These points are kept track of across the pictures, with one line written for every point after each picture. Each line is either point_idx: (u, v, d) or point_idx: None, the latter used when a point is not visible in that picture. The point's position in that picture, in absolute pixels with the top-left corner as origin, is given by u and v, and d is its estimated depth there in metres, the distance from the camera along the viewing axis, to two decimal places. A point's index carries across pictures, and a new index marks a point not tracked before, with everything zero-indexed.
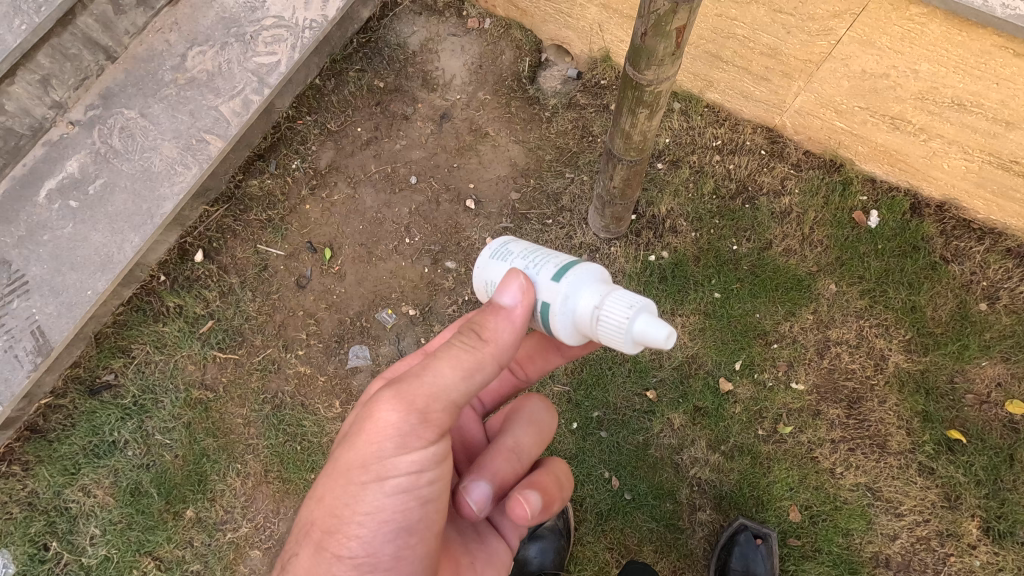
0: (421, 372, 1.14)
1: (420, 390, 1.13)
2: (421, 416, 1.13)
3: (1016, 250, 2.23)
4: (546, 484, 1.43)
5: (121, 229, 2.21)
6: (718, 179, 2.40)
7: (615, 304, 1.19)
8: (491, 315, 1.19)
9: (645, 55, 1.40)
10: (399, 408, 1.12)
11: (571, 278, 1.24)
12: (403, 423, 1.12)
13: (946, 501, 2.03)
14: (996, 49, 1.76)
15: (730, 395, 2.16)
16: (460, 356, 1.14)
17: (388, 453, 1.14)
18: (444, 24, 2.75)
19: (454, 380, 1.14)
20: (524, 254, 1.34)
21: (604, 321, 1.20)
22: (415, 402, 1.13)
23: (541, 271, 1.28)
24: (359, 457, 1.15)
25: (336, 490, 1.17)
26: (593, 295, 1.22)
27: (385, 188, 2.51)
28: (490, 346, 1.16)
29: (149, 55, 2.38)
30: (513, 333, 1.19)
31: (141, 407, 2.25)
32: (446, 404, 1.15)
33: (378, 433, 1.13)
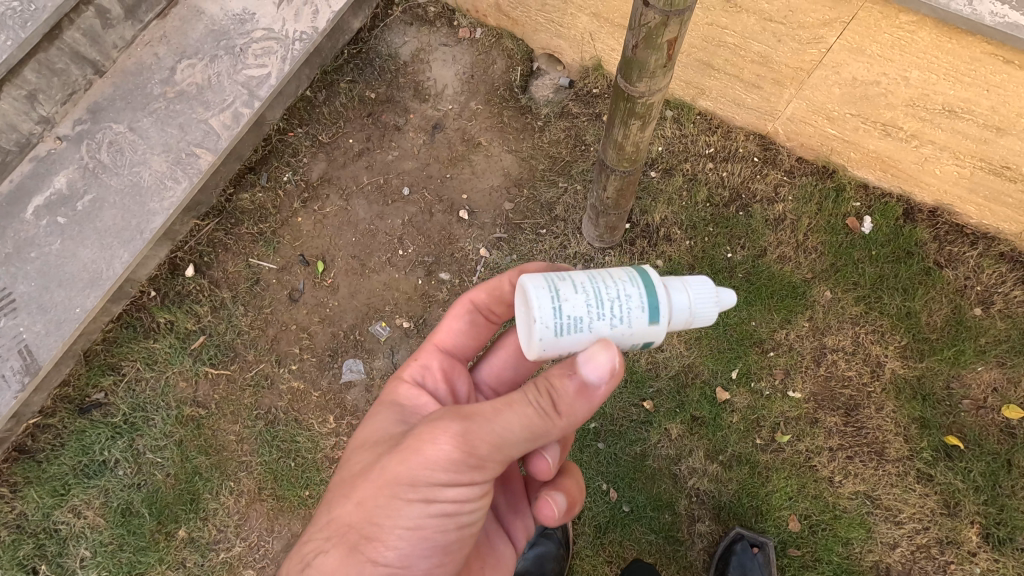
0: (491, 418, 1.14)
1: (485, 436, 1.14)
2: (480, 461, 1.14)
3: (1009, 254, 2.24)
4: (571, 486, 1.51)
5: (110, 244, 2.19)
6: (712, 187, 2.40)
7: (704, 299, 1.25)
8: (569, 387, 1.15)
9: (636, 68, 1.39)
10: (461, 448, 1.13)
11: (665, 311, 1.21)
12: (461, 462, 1.13)
13: (945, 508, 2.02)
14: (986, 56, 1.76)
15: (728, 404, 2.15)
16: (531, 416, 1.14)
17: (439, 482, 1.15)
18: (435, 34, 2.75)
19: (520, 437, 1.15)
20: (599, 314, 1.18)
21: (700, 315, 1.26)
22: (478, 448, 1.13)
23: (634, 323, 1.20)
24: (409, 476, 1.16)
25: (378, 499, 1.18)
26: (686, 307, 1.24)
27: (377, 200, 2.49)
28: (562, 420, 1.16)
29: (138, 68, 2.36)
30: (587, 410, 1.18)
31: (131, 425, 2.21)
32: (505, 454, 1.16)
33: (434, 461, 1.14)
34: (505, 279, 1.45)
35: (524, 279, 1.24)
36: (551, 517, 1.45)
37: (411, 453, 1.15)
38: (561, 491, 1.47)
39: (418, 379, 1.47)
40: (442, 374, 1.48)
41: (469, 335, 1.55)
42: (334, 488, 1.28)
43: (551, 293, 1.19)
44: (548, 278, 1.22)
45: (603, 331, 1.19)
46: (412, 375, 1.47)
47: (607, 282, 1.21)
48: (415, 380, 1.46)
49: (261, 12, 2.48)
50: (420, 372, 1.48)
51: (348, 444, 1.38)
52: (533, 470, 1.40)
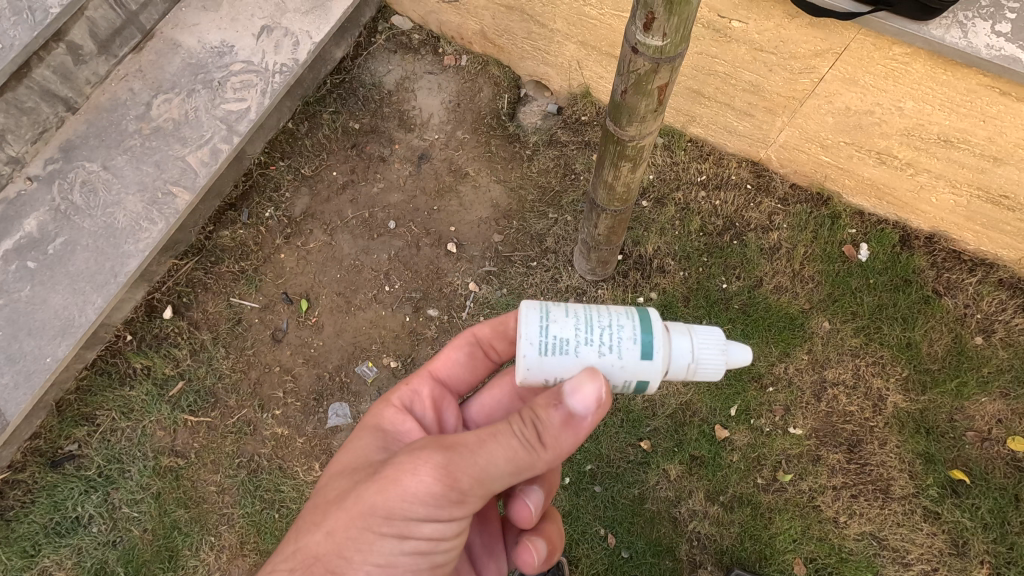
0: (475, 450, 1.06)
1: (468, 469, 1.05)
2: (461, 495, 1.06)
3: (1008, 280, 2.20)
4: (553, 531, 1.43)
5: (83, 289, 2.10)
6: (705, 216, 2.34)
7: (707, 344, 1.17)
8: (555, 417, 1.06)
9: (626, 112, 1.33)
10: (440, 481, 1.04)
11: (660, 347, 1.14)
12: (441, 497, 1.05)
13: (954, 547, 1.96)
14: (981, 88, 1.72)
15: (728, 442, 2.09)
16: (515, 449, 1.06)
17: (416, 517, 1.06)
18: (419, 62, 2.69)
19: (504, 472, 1.06)
20: (587, 339, 1.12)
21: (704, 360, 1.17)
22: (459, 482, 1.05)
23: (625, 354, 1.12)
24: (383, 508, 1.07)
25: (350, 530, 1.09)
26: (687, 350, 1.16)
27: (362, 234, 2.42)
28: (548, 454, 1.07)
29: (112, 104, 2.29)
30: (573, 442, 1.09)
31: (106, 478, 2.12)
32: (487, 488, 1.08)
33: (411, 494, 1.05)
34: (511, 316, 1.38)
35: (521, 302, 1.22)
36: (529, 565, 1.37)
37: (387, 485, 1.07)
38: (543, 537, 1.39)
39: (407, 403, 1.37)
40: (432, 402, 1.40)
41: (466, 368, 1.46)
42: (305, 514, 1.18)
43: (540, 314, 1.15)
44: (542, 301, 1.18)
45: (590, 360, 1.12)
46: (401, 399, 1.37)
47: (601, 311, 1.16)
48: (403, 404, 1.37)
49: (240, 45, 2.42)
50: (409, 396, 1.38)
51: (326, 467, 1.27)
52: (515, 514, 1.32)
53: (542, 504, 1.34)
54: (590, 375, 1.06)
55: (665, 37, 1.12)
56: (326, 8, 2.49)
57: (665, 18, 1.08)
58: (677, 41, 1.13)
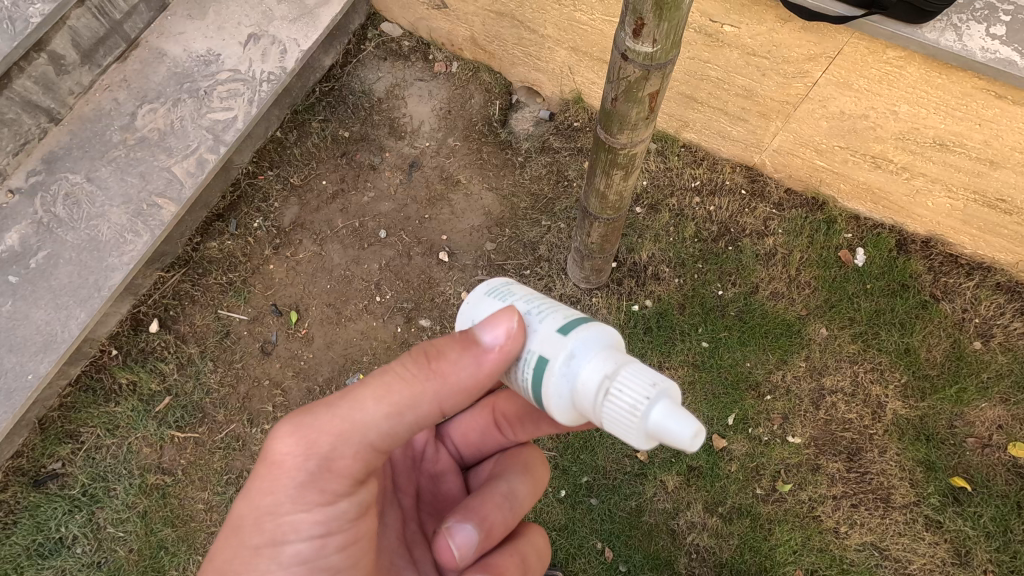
0: (338, 403, 1.02)
1: (328, 427, 1.01)
2: (326, 458, 1.01)
3: (1006, 284, 2.18)
4: (506, 567, 1.26)
5: (66, 304, 2.06)
6: (700, 222, 2.31)
7: (635, 372, 0.97)
8: (447, 346, 1.01)
9: (617, 120, 1.31)
10: (300, 452, 1.01)
11: (579, 336, 1.02)
12: (302, 469, 1.01)
13: (957, 557, 1.93)
14: (976, 91, 1.71)
15: (725, 452, 2.05)
16: (383, 388, 1.00)
17: (284, 508, 1.02)
18: (409, 69, 2.66)
19: (377, 414, 1.00)
20: (526, 300, 1.12)
21: (620, 385, 0.97)
22: (319, 445, 1.01)
23: (545, 321, 1.06)
24: (252, 512, 1.03)
25: (226, 552, 1.04)
26: (610, 362, 0.99)
27: (352, 243, 2.38)
28: (427, 381, 1.00)
29: (96, 114, 2.25)
30: (463, 373, 1.01)
31: (91, 497, 2.07)
32: (359, 444, 1.02)
33: (273, 481, 1.01)
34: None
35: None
36: None
37: (251, 481, 1.04)
38: None
39: None
40: None
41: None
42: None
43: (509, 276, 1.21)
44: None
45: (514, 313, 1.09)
46: None
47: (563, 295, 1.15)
48: None
49: (227, 53, 2.38)
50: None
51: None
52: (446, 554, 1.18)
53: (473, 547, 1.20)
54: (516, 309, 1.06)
55: (655, 43, 1.09)
56: (314, 16, 2.46)
57: (655, 24, 1.05)
58: (668, 47, 1.11)
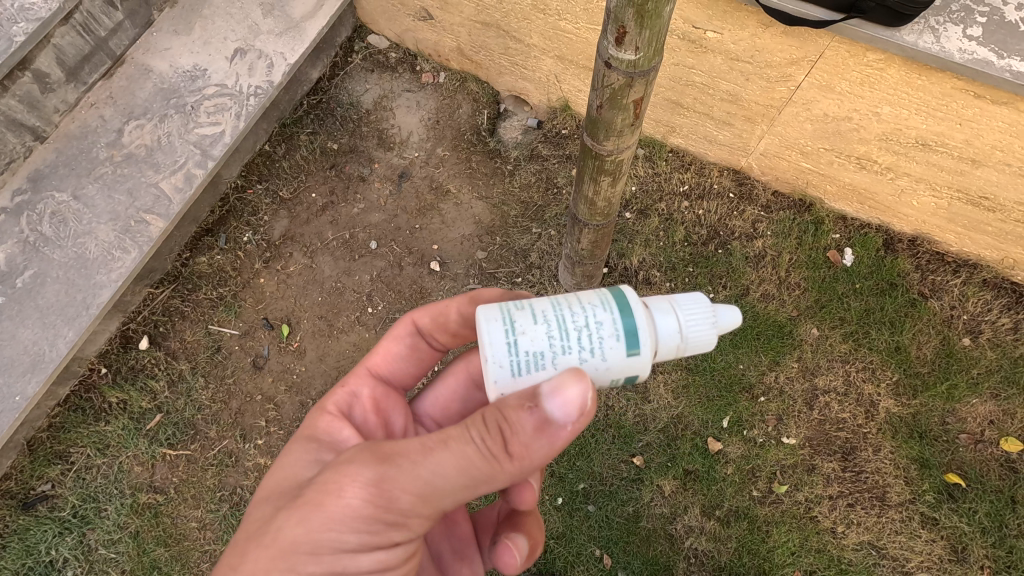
0: (421, 461, 0.93)
1: (408, 484, 0.93)
2: (401, 516, 0.94)
3: (992, 281, 2.21)
4: (534, 525, 1.33)
5: (54, 323, 2.04)
6: (689, 226, 2.33)
7: (694, 322, 1.06)
8: (527, 422, 0.91)
9: (603, 127, 1.32)
10: (376, 501, 0.92)
11: (647, 338, 1.02)
12: (375, 520, 0.93)
13: (954, 553, 1.93)
14: (956, 91, 1.73)
15: (721, 455, 2.06)
16: (468, 457, 0.93)
17: (349, 546, 0.94)
18: (397, 80, 2.67)
19: (456, 483, 0.94)
20: (565, 347, 1.00)
21: (693, 341, 1.06)
22: (397, 503, 0.93)
23: (609, 355, 1.01)
24: (309, 542, 0.93)
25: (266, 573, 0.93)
26: (675, 333, 1.05)
27: (343, 255, 2.38)
28: (510, 464, 0.93)
29: (82, 132, 2.24)
30: (544, 450, 0.95)
31: (82, 518, 2.04)
32: (432, 506, 0.96)
33: (341, 520, 0.93)
34: (453, 304, 1.27)
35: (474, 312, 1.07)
36: (512, 565, 1.27)
37: (315, 510, 0.94)
38: (523, 533, 1.29)
39: (344, 408, 1.23)
40: (374, 403, 1.27)
41: (409, 360, 1.35)
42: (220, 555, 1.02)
43: (508, 333, 1.00)
44: (502, 306, 1.05)
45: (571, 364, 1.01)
46: (337, 405, 1.23)
47: (574, 308, 1.03)
48: (341, 409, 1.23)
49: (213, 68, 2.38)
50: (347, 400, 1.25)
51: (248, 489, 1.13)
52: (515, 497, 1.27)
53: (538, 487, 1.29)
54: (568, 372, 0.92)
55: (637, 51, 1.10)
56: (300, 29, 2.47)
57: (637, 32, 1.06)
58: (651, 54, 1.12)
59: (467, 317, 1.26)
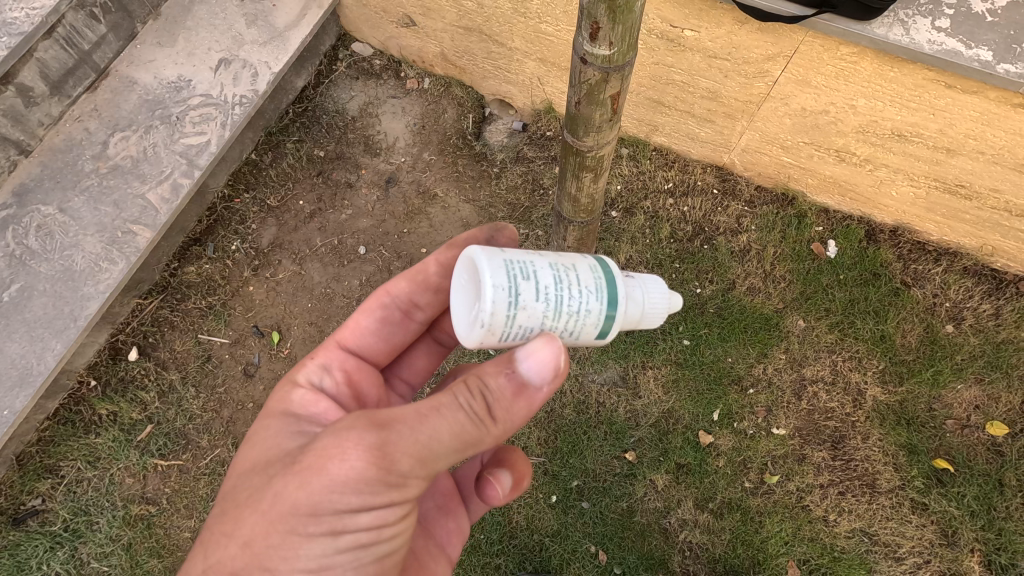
0: (417, 426, 0.94)
1: (407, 446, 0.94)
2: (401, 477, 0.94)
3: (972, 268, 2.24)
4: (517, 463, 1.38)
5: (41, 336, 2.03)
6: (674, 223, 2.35)
7: (656, 311, 1.18)
8: (504, 385, 0.99)
9: (582, 123, 1.34)
10: (376, 464, 0.92)
11: (619, 326, 1.12)
12: (377, 481, 0.93)
13: (944, 538, 1.95)
14: (928, 82, 1.77)
15: (713, 448, 2.07)
16: (461, 421, 0.96)
17: (351, 507, 0.94)
18: (382, 87, 2.69)
19: (451, 446, 0.96)
20: (553, 325, 1.06)
21: (649, 325, 1.20)
22: (397, 464, 0.93)
23: (584, 338, 1.10)
24: (308, 502, 0.94)
25: (264, 532, 0.95)
26: (638, 320, 1.17)
27: (332, 261, 2.38)
28: (495, 428, 0.99)
29: (67, 145, 2.25)
30: (525, 413, 1.02)
31: (73, 532, 2.03)
32: (429, 468, 0.96)
33: (341, 481, 0.92)
34: (431, 261, 1.31)
35: (478, 263, 1.04)
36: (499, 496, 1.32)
37: (314, 472, 0.94)
38: (508, 468, 1.34)
39: (315, 381, 1.24)
40: (348, 373, 1.29)
41: (378, 335, 1.35)
42: (211, 525, 1.03)
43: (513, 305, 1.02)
44: (507, 265, 1.04)
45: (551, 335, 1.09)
46: (309, 378, 1.24)
47: (572, 290, 1.06)
48: (313, 383, 1.24)
49: (197, 78, 2.40)
50: (319, 371, 1.26)
51: (230, 467, 1.13)
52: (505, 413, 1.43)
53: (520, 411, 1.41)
54: (552, 346, 0.99)
55: (611, 46, 1.12)
56: (284, 39, 2.48)
57: (610, 27, 1.08)
58: (624, 49, 1.14)
59: (446, 268, 1.30)
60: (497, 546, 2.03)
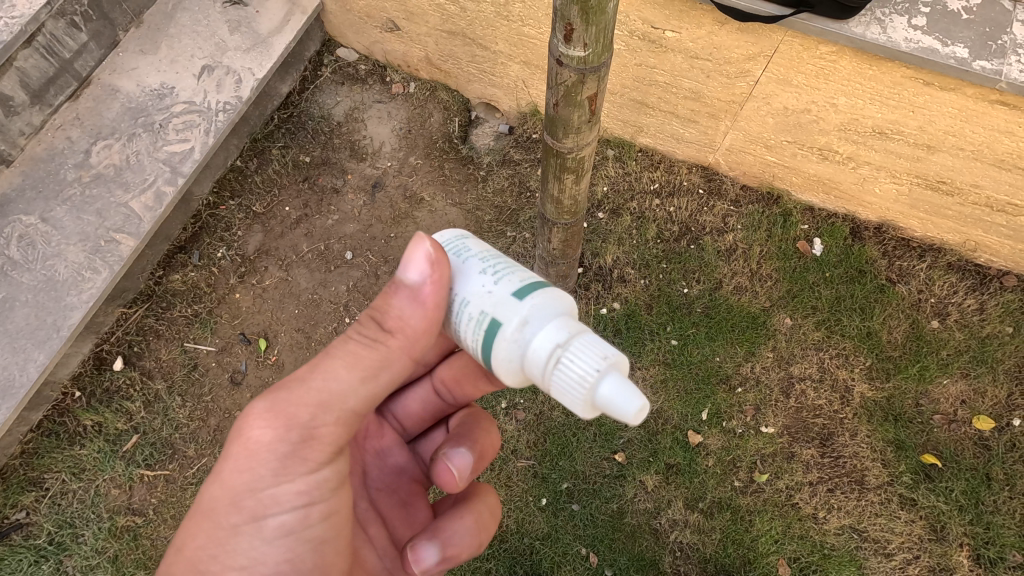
0: (309, 376, 1.07)
1: (305, 400, 1.06)
2: (306, 430, 1.06)
3: (956, 264, 2.26)
4: (454, 532, 1.31)
5: (24, 347, 2.02)
6: (661, 223, 2.36)
7: (589, 345, 1.03)
8: (393, 304, 1.09)
9: (561, 125, 1.34)
10: (277, 425, 1.05)
11: (537, 295, 1.06)
12: (282, 441, 1.05)
13: (933, 533, 1.96)
14: (906, 80, 1.78)
15: (702, 448, 2.07)
16: (355, 349, 1.08)
17: (264, 483, 1.07)
18: (367, 92, 2.69)
19: (352, 379, 1.08)
20: (481, 258, 1.13)
21: (573, 356, 1.02)
22: (299, 415, 1.06)
23: (499, 282, 1.08)
24: (227, 494, 1.07)
25: (199, 542, 1.08)
26: (566, 331, 1.04)
27: (318, 267, 2.37)
28: (393, 339, 1.09)
29: (48, 154, 2.23)
30: (421, 322, 1.10)
31: (58, 545, 2.01)
32: (337, 412, 1.08)
33: (251, 459, 1.06)
34: None
35: None
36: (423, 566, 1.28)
37: (225, 462, 1.07)
38: (435, 541, 1.28)
39: None
40: None
41: None
42: None
43: (457, 235, 1.19)
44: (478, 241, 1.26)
45: (459, 275, 1.11)
46: None
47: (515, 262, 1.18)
48: None
49: (180, 85, 2.39)
50: None
51: None
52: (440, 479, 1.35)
53: (469, 471, 1.34)
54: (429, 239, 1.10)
55: (586, 47, 1.13)
56: (267, 45, 2.48)
57: (584, 28, 1.09)
58: (600, 50, 1.15)
59: None
60: (487, 551, 2.02)
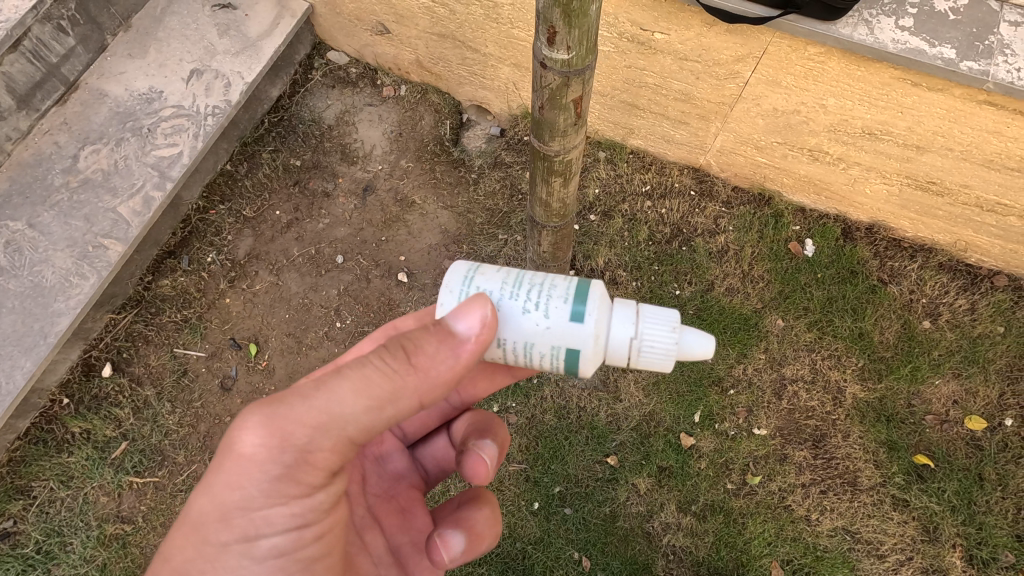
0: (314, 394, 1.02)
1: (302, 417, 1.01)
2: (300, 449, 1.03)
3: (947, 264, 2.26)
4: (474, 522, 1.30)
5: (11, 354, 2.00)
6: (652, 225, 2.35)
7: (652, 321, 1.15)
8: (424, 338, 1.02)
9: (547, 128, 1.33)
10: (271, 443, 1.02)
11: (593, 311, 1.10)
12: (275, 460, 1.03)
13: (926, 533, 1.95)
14: (894, 80, 1.78)
15: (694, 450, 2.07)
16: (369, 375, 1.00)
17: (255, 503, 1.05)
18: (358, 95, 2.68)
19: (357, 406, 1.01)
20: (513, 294, 1.12)
21: (648, 339, 1.14)
22: (295, 436, 1.02)
23: (552, 313, 1.10)
24: (217, 509, 1.06)
25: (186, 553, 1.07)
26: (630, 321, 1.14)
27: (309, 271, 2.36)
28: (414, 376, 1.01)
29: (36, 159, 2.21)
30: (449, 361, 1.03)
31: (46, 554, 1.99)
32: (336, 437, 1.03)
33: (244, 479, 1.04)
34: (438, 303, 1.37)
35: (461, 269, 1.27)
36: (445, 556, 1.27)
37: (215, 476, 1.05)
38: (458, 529, 1.28)
39: None
40: None
41: None
42: None
43: (467, 275, 1.16)
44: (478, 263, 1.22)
45: (505, 322, 1.11)
46: None
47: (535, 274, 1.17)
48: None
49: (169, 89, 2.38)
50: None
51: None
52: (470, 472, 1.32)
53: (497, 460, 1.32)
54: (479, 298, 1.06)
55: (570, 50, 1.12)
56: (257, 48, 2.47)
57: (566, 31, 1.08)
58: (583, 53, 1.14)
59: None
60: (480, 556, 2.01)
